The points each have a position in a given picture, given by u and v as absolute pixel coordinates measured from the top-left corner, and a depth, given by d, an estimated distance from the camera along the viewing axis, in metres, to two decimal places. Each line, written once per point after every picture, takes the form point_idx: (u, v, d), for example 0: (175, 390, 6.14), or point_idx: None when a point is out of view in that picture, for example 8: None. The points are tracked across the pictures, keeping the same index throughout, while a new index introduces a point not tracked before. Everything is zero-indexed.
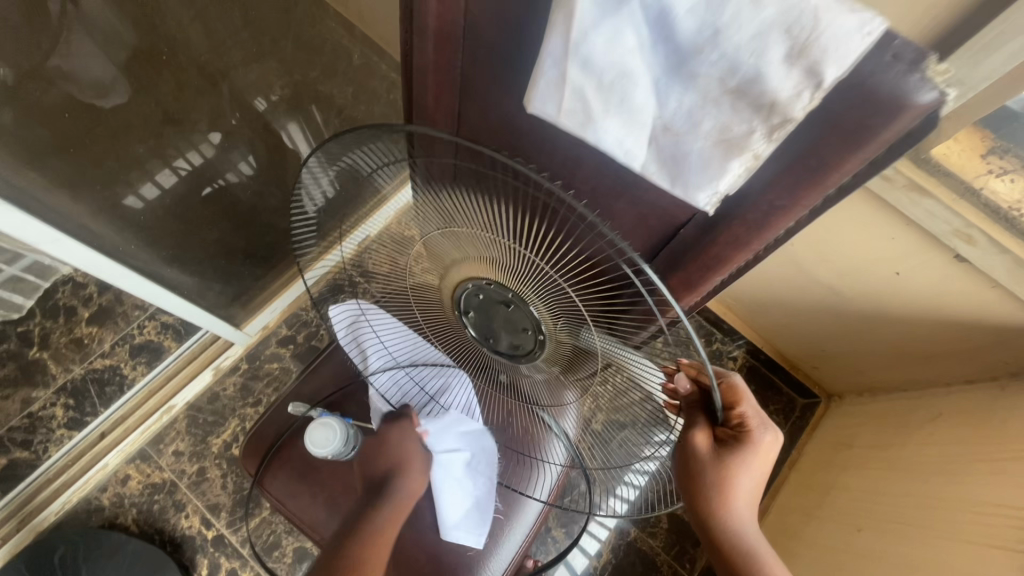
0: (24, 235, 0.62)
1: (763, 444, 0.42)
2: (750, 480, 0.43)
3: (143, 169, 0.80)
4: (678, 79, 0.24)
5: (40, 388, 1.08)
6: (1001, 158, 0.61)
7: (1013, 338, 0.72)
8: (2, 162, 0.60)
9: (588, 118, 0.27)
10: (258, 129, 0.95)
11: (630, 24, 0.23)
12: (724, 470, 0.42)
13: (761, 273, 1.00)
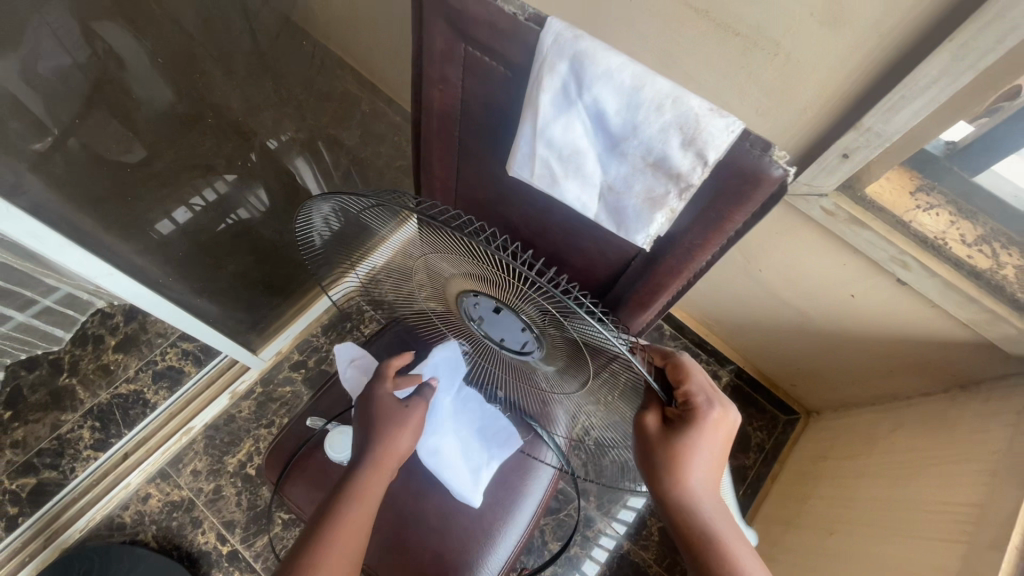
0: (86, 271, 0.70)
1: (710, 420, 0.49)
2: (703, 454, 0.50)
3: (163, 204, 0.86)
4: (613, 157, 0.34)
5: (68, 411, 1.15)
6: (927, 195, 0.73)
7: (954, 353, 0.80)
8: (74, 212, 0.69)
9: (553, 180, 0.37)
10: (272, 170, 1.05)
11: (578, 118, 0.33)
12: (674, 448, 0.49)
13: (736, 296, 1.10)
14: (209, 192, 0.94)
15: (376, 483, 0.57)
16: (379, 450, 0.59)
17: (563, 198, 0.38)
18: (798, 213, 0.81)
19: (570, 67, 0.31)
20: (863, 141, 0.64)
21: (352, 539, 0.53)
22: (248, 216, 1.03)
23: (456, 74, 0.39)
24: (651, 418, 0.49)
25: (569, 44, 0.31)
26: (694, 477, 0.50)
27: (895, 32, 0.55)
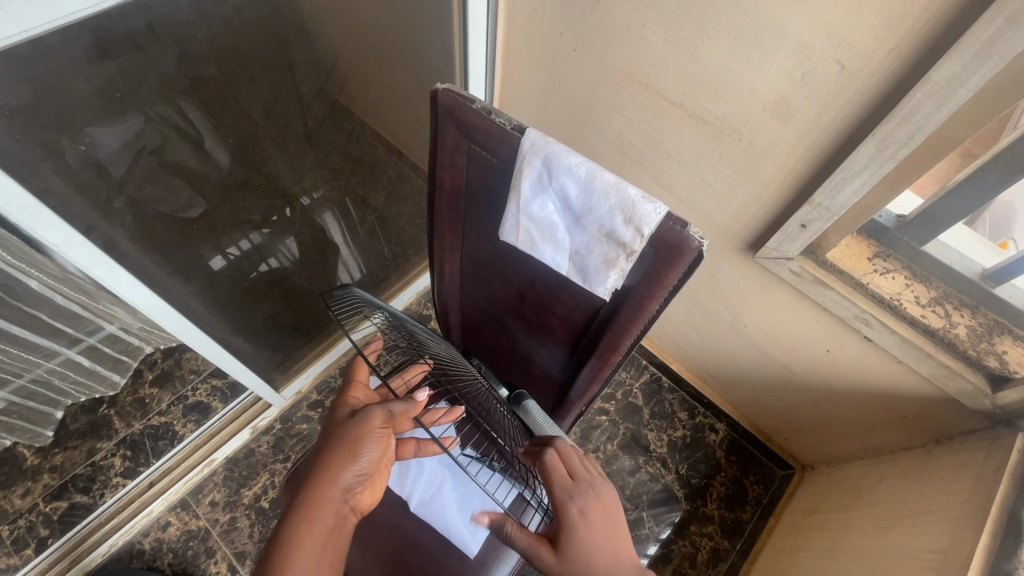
0: (147, 308, 0.82)
1: (586, 500, 0.54)
2: (600, 540, 0.53)
3: (217, 244, 0.95)
4: (576, 230, 0.44)
5: (104, 439, 1.24)
6: (884, 261, 0.81)
7: (923, 407, 0.86)
8: (149, 260, 0.81)
9: (534, 244, 0.48)
10: (306, 222, 1.15)
11: (548, 200, 0.44)
12: (571, 553, 0.53)
13: (723, 351, 1.18)
14: (244, 242, 1.01)
15: (328, 499, 0.56)
16: (331, 467, 0.57)
17: (542, 258, 0.49)
18: (771, 275, 0.90)
19: (542, 162, 0.42)
20: (816, 215, 0.75)
21: (307, 557, 0.52)
22: (280, 264, 1.13)
23: (463, 163, 0.50)
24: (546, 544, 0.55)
25: (541, 148, 0.42)
26: (600, 571, 0.52)
27: (831, 125, 0.67)
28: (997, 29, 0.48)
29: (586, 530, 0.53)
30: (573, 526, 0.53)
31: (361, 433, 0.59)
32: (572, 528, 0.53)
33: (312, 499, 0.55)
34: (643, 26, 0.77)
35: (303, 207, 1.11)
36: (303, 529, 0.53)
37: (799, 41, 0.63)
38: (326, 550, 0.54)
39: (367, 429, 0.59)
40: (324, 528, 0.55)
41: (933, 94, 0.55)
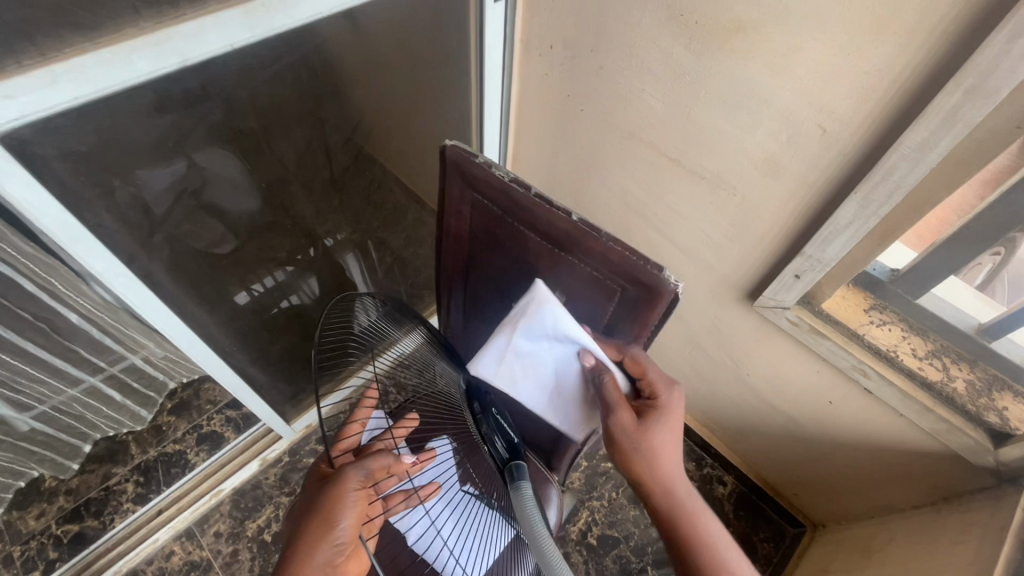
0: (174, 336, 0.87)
1: (671, 417, 0.58)
2: (670, 448, 0.58)
3: (244, 279, 1.02)
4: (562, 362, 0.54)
5: (119, 465, 1.28)
6: (879, 312, 0.83)
7: (927, 462, 0.85)
8: (181, 292, 0.87)
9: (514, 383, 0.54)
10: (327, 262, 1.22)
11: (547, 345, 0.54)
12: (649, 444, 0.56)
13: (729, 400, 1.18)
14: (268, 279, 1.08)
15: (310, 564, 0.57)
16: (312, 533, 0.58)
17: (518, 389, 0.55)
18: (770, 324, 0.92)
19: (553, 308, 0.50)
20: (808, 266, 0.78)
21: None
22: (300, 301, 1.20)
23: (469, 212, 0.55)
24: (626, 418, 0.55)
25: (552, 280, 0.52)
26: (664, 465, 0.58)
27: (819, 182, 0.72)
28: (958, 101, 0.53)
29: (665, 428, 0.57)
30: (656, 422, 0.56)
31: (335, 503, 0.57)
32: (654, 423, 0.57)
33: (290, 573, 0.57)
34: (643, 89, 0.84)
35: (325, 247, 1.19)
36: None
37: (783, 106, 0.69)
38: None
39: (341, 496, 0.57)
40: None
41: (906, 157, 0.60)
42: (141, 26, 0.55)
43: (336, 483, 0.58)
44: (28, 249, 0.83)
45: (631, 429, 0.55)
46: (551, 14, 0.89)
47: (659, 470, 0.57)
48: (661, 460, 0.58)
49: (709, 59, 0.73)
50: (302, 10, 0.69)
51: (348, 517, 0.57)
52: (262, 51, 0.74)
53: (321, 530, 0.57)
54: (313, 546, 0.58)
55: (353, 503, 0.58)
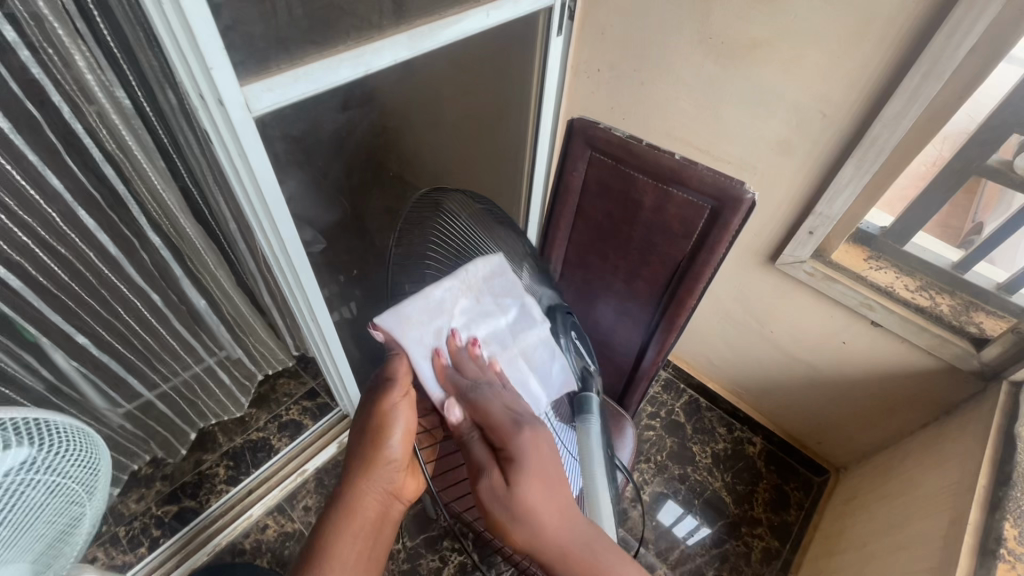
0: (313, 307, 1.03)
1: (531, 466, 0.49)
2: (553, 501, 0.49)
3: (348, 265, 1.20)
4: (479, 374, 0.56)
5: (209, 452, 1.39)
6: (876, 260, 1.06)
7: (926, 382, 1.05)
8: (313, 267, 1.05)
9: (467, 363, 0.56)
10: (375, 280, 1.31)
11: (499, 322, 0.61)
12: (520, 502, 0.48)
13: (754, 361, 1.37)
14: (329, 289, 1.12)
15: (364, 485, 0.57)
16: (368, 447, 0.57)
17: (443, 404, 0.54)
18: (790, 280, 1.14)
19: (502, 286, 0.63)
20: (819, 222, 1.01)
21: (348, 552, 0.55)
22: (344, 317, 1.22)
23: (586, 168, 0.78)
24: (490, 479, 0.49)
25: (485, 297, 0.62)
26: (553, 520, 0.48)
27: (822, 155, 0.95)
28: (918, 81, 0.77)
29: (538, 477, 0.49)
30: (520, 471, 0.48)
31: (385, 418, 0.56)
32: (523, 476, 0.48)
33: (348, 503, 0.57)
34: (678, 98, 1.08)
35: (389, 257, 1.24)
36: (342, 531, 0.56)
37: (792, 100, 0.93)
38: (366, 544, 0.57)
39: (386, 410, 0.56)
40: (366, 521, 0.57)
41: (887, 125, 0.83)
42: (348, 45, 0.78)
43: (377, 399, 0.56)
44: (191, 234, 1.01)
45: (499, 491, 0.49)
46: (599, 44, 1.15)
47: (555, 546, 0.48)
48: (557, 523, 0.48)
49: (731, 70, 0.97)
50: (442, 35, 0.91)
51: (399, 430, 0.57)
52: (397, 73, 0.96)
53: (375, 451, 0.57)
54: (366, 474, 0.58)
55: (402, 414, 0.57)
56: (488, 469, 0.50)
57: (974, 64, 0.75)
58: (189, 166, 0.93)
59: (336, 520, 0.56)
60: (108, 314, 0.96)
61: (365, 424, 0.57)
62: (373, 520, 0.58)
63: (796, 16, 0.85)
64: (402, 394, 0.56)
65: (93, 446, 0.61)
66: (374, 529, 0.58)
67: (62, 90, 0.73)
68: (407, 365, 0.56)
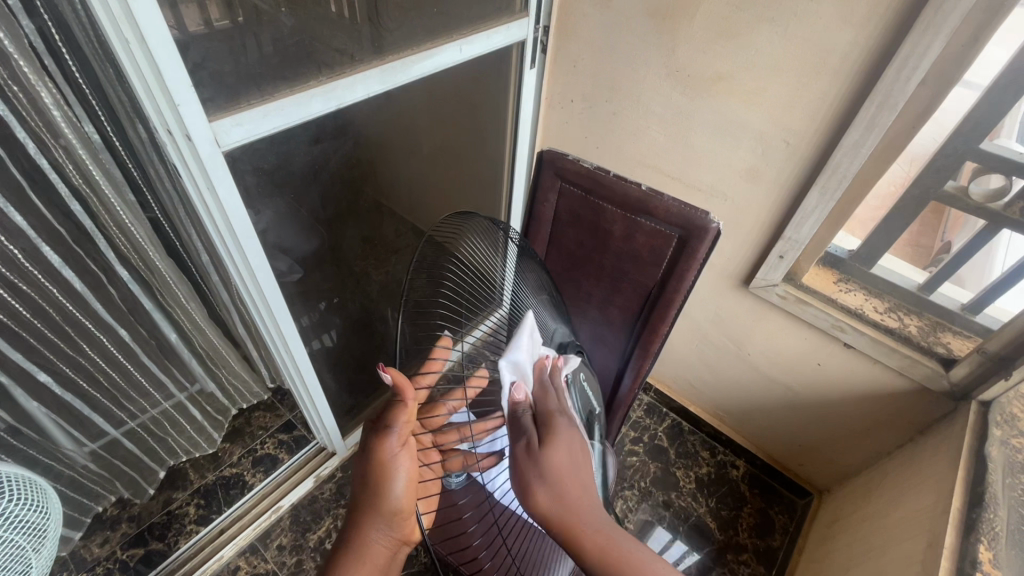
0: (288, 339, 1.01)
1: (572, 441, 0.50)
2: (581, 486, 0.48)
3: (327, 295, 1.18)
4: (546, 382, 0.57)
5: (180, 490, 1.34)
6: (846, 283, 1.09)
7: (900, 402, 1.06)
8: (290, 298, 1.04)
9: (544, 377, 0.56)
10: (350, 312, 1.30)
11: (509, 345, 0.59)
12: (553, 469, 0.48)
13: (733, 384, 1.38)
14: (305, 321, 1.09)
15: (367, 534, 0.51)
16: (373, 492, 0.50)
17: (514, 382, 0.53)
18: (763, 302, 1.16)
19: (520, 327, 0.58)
20: (789, 247, 1.03)
21: None
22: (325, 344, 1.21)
23: (556, 199, 0.80)
24: (524, 444, 0.50)
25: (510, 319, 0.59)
26: (579, 494, 0.48)
27: (788, 182, 0.98)
28: (874, 112, 0.80)
29: (573, 449, 0.49)
30: (554, 440, 0.49)
31: (382, 470, 0.50)
32: (556, 450, 0.49)
33: (354, 554, 0.51)
34: (648, 127, 1.11)
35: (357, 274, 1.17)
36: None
37: (757, 129, 0.96)
38: None
39: (383, 462, 0.50)
40: (373, 571, 0.51)
41: (847, 153, 0.86)
42: (320, 79, 0.79)
43: (371, 449, 0.50)
44: (162, 267, 0.99)
45: (533, 452, 0.49)
46: (571, 76, 1.18)
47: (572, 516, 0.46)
48: (578, 494, 0.48)
49: (697, 100, 1.00)
50: (415, 68, 0.92)
51: (400, 477, 0.51)
52: (372, 104, 0.97)
53: (379, 499, 0.50)
54: (373, 520, 0.51)
55: (400, 463, 0.50)
56: (527, 431, 0.51)
57: (925, 96, 0.78)
58: (160, 200, 0.92)
59: (342, 572, 0.50)
60: (71, 350, 0.94)
61: (365, 464, 0.50)
62: (379, 570, 0.51)
63: (757, 49, 0.89)
64: (398, 445, 0.50)
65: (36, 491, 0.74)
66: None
67: (27, 126, 0.72)
68: (404, 416, 0.50)
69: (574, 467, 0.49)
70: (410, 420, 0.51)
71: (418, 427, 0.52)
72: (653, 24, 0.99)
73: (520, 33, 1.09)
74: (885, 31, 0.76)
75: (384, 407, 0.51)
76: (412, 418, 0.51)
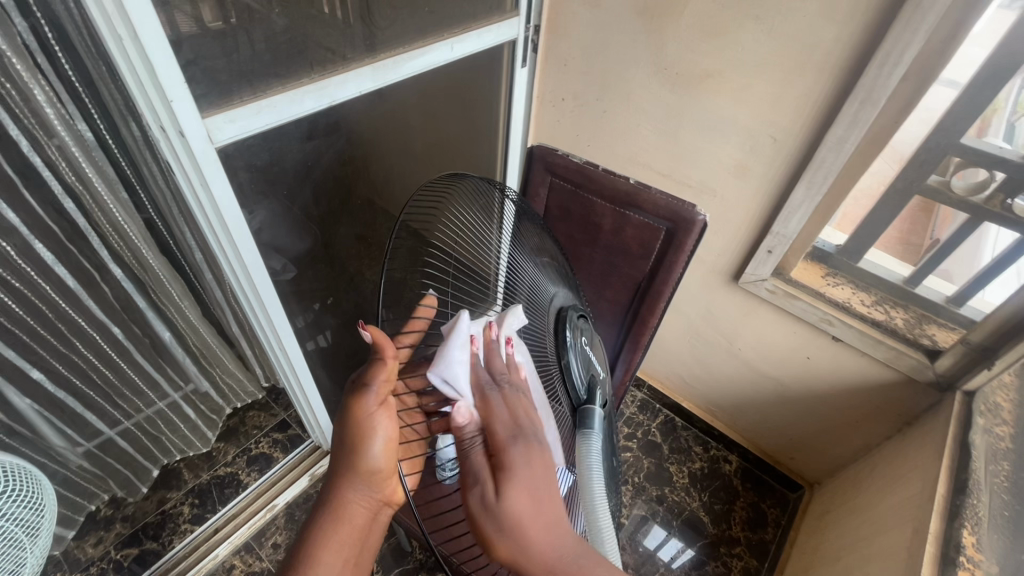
0: (283, 337, 1.01)
1: (533, 470, 0.44)
2: (546, 517, 0.43)
3: (321, 293, 1.19)
4: (487, 383, 0.51)
5: (174, 490, 1.34)
6: (833, 277, 1.10)
7: (888, 394, 1.08)
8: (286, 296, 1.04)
9: (484, 387, 0.50)
10: (344, 310, 1.30)
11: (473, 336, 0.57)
12: (514, 518, 0.41)
13: (725, 380, 1.39)
14: (299, 319, 1.09)
15: (346, 495, 0.51)
16: (349, 457, 0.49)
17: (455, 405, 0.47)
18: (753, 297, 1.17)
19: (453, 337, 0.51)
20: (777, 242, 1.04)
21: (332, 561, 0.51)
22: (319, 343, 1.21)
23: (547, 195, 0.82)
24: (478, 489, 0.42)
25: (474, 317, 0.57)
26: (544, 540, 0.42)
27: (775, 178, 0.99)
28: (857, 108, 0.82)
29: (533, 483, 0.43)
30: (512, 480, 0.42)
31: (361, 431, 0.48)
32: (516, 480, 0.42)
33: (332, 508, 0.51)
34: (638, 124, 1.12)
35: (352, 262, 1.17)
36: (327, 541, 0.50)
37: (744, 126, 0.97)
38: (353, 549, 0.52)
39: (361, 423, 0.48)
40: (352, 526, 0.52)
41: (832, 148, 0.88)
42: (313, 77, 0.80)
43: (348, 409, 0.48)
44: (156, 265, 1.00)
45: (488, 500, 0.42)
46: (562, 75, 1.19)
47: (540, 557, 0.42)
48: (547, 537, 0.42)
49: (686, 98, 1.02)
50: (406, 66, 0.93)
51: (379, 440, 0.49)
52: (364, 102, 0.98)
53: (354, 462, 0.49)
54: (349, 485, 0.51)
55: (380, 426, 0.49)
56: (478, 481, 0.43)
57: (905, 92, 0.80)
58: (153, 198, 0.92)
59: (322, 524, 0.51)
60: (65, 348, 0.94)
61: (341, 427, 0.49)
62: (359, 526, 0.52)
63: (743, 46, 0.90)
64: (376, 406, 0.48)
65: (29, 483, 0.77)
66: (360, 535, 0.53)
67: (20, 124, 0.72)
68: (383, 375, 0.48)
69: (536, 504, 0.42)
70: (390, 379, 0.49)
71: (398, 387, 0.52)
72: (641, 24, 1.00)
73: (511, 33, 1.11)
74: (865, 29, 0.78)
75: (367, 364, 0.49)
76: (392, 378, 0.49)
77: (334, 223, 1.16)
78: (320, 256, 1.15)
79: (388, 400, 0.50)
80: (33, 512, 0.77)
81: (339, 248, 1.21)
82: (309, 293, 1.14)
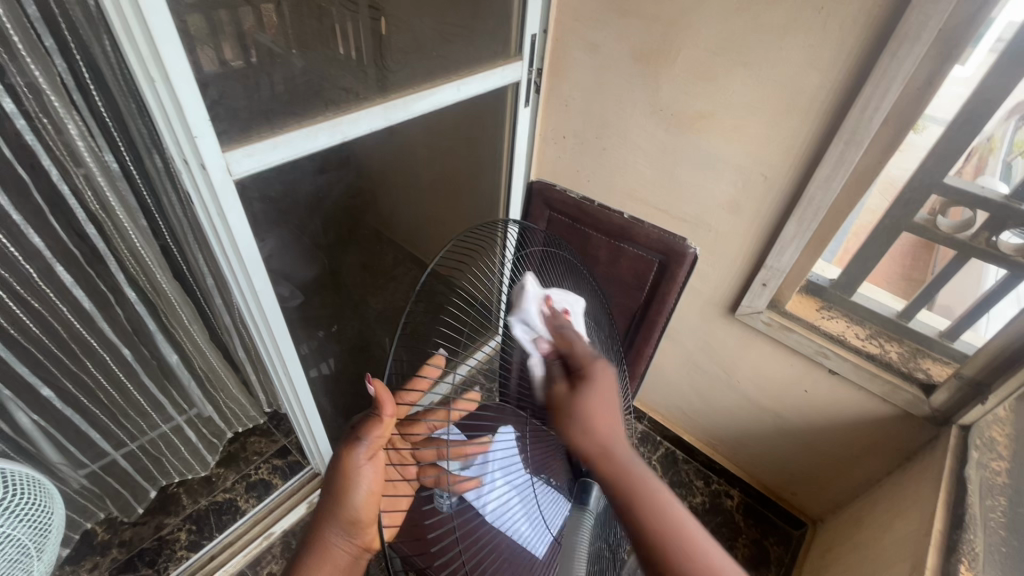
0: (289, 363, 1.04)
1: (602, 385, 0.51)
2: (612, 415, 0.50)
3: (327, 319, 1.22)
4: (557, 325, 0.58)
5: (172, 515, 1.33)
6: (828, 310, 1.12)
7: (884, 428, 1.08)
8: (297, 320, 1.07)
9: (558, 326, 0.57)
10: (348, 337, 1.33)
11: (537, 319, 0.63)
12: (589, 408, 0.48)
13: (725, 412, 1.40)
14: (306, 343, 1.12)
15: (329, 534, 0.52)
16: (333, 500, 0.51)
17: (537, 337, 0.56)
18: (750, 330, 1.19)
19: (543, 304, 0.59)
20: (771, 275, 1.07)
21: None
22: (323, 370, 1.24)
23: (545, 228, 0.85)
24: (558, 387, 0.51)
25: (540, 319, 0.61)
26: (609, 422, 0.49)
27: (767, 213, 1.03)
28: (843, 148, 0.86)
29: (606, 393, 0.51)
30: (598, 378, 0.51)
31: (348, 480, 0.51)
32: (592, 387, 0.50)
33: (313, 546, 0.52)
34: (636, 161, 1.17)
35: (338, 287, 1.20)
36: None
37: (736, 164, 1.02)
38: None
39: (347, 473, 0.50)
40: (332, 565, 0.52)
41: (819, 188, 0.92)
42: (327, 115, 0.85)
43: (339, 459, 0.50)
44: (169, 289, 1.04)
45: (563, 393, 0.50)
46: (563, 116, 1.25)
47: (600, 439, 0.48)
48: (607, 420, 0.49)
49: (680, 138, 1.07)
50: (416, 106, 0.99)
51: (363, 488, 0.51)
52: (375, 139, 1.04)
53: (338, 503, 0.51)
54: (332, 525, 0.52)
55: (364, 476, 0.51)
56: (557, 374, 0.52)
57: (889, 134, 0.84)
58: (171, 226, 0.96)
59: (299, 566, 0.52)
60: (76, 368, 0.97)
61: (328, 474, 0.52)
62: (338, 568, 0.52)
63: (733, 90, 0.95)
64: (365, 458, 0.50)
65: (38, 500, 0.78)
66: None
67: (51, 154, 0.77)
68: (376, 431, 0.51)
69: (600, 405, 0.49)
70: (383, 434, 0.51)
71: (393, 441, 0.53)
72: (639, 68, 1.06)
73: (515, 75, 1.17)
74: (847, 76, 0.83)
75: (363, 417, 0.52)
76: (385, 433, 0.51)
77: (341, 251, 1.20)
78: (327, 283, 1.18)
79: (378, 452, 0.52)
80: (41, 519, 0.79)
81: (346, 276, 1.25)
82: (316, 319, 1.17)
